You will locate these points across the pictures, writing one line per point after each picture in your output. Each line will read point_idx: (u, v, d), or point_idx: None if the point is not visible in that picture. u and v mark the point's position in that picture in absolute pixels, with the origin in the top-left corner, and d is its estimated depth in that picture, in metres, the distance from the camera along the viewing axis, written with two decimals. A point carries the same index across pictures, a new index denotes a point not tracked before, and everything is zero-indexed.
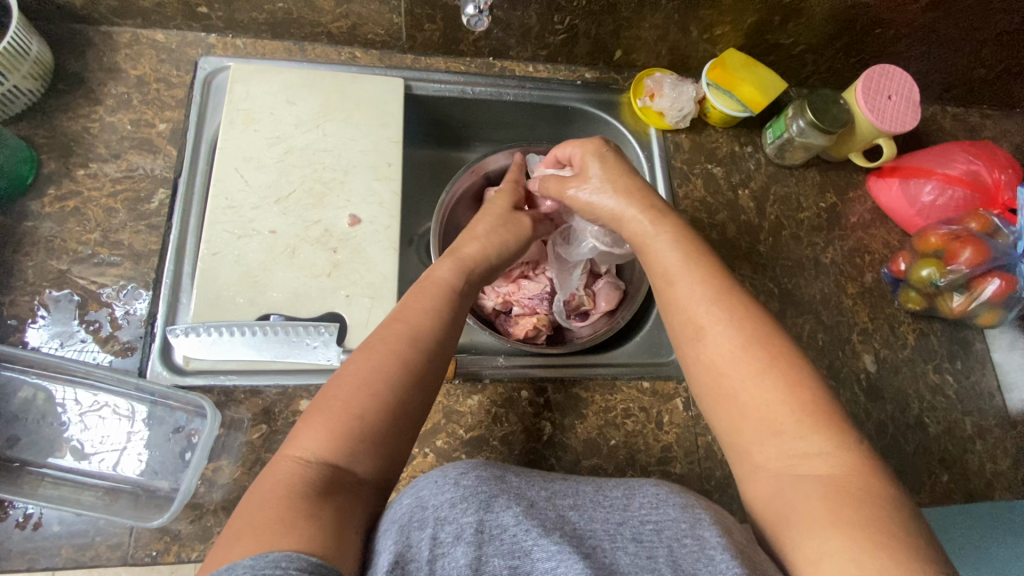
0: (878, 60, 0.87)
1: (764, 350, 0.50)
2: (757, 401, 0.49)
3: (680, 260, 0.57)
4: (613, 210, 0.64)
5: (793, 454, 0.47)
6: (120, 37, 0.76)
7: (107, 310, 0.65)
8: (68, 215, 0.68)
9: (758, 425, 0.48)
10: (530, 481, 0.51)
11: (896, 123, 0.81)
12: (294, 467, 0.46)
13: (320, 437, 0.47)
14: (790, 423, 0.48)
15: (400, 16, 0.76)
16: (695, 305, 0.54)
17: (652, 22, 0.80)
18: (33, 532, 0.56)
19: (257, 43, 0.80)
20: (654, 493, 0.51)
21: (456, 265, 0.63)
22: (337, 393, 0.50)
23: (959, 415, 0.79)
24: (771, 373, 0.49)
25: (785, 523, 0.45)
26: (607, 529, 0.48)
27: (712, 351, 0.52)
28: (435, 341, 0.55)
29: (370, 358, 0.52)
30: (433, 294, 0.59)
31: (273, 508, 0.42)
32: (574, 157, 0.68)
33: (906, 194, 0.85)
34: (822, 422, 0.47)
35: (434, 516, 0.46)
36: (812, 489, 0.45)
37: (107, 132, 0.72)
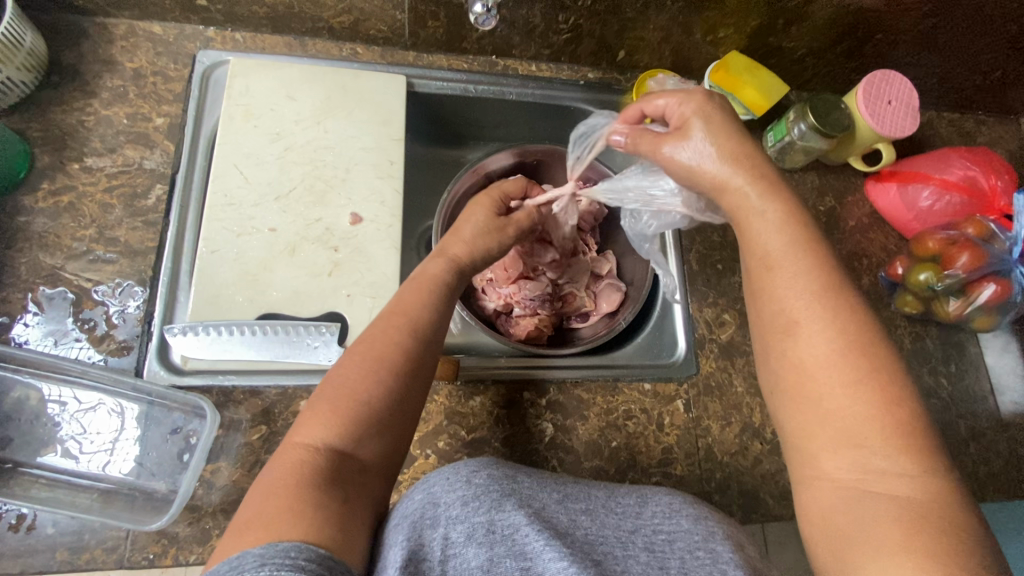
0: (878, 65, 0.88)
1: (862, 358, 0.46)
2: (843, 411, 0.45)
3: (785, 246, 0.50)
4: (716, 176, 0.53)
5: (872, 470, 0.44)
6: (116, 28, 0.74)
7: (102, 309, 0.64)
8: (63, 210, 0.66)
9: (843, 434, 0.45)
10: (541, 482, 0.52)
11: (896, 128, 0.81)
12: (301, 454, 0.44)
13: (326, 423, 0.46)
14: (876, 438, 0.44)
15: (403, 12, 0.76)
16: (793, 298, 0.49)
17: (657, 24, 0.80)
18: (27, 535, 0.55)
19: (257, 37, 0.78)
20: (667, 503, 0.52)
21: (453, 266, 0.59)
22: (343, 380, 0.48)
23: (953, 417, 0.80)
24: (866, 384, 0.45)
25: (847, 541, 0.43)
26: (618, 535, 0.49)
27: (803, 350, 0.47)
28: (435, 328, 0.54)
29: (373, 349, 0.51)
30: (426, 287, 0.57)
31: (283, 494, 0.41)
32: (670, 107, 0.57)
33: (904, 198, 0.86)
34: (912, 443, 0.44)
35: (446, 515, 0.47)
36: (885, 509, 0.42)
37: (102, 126, 0.70)
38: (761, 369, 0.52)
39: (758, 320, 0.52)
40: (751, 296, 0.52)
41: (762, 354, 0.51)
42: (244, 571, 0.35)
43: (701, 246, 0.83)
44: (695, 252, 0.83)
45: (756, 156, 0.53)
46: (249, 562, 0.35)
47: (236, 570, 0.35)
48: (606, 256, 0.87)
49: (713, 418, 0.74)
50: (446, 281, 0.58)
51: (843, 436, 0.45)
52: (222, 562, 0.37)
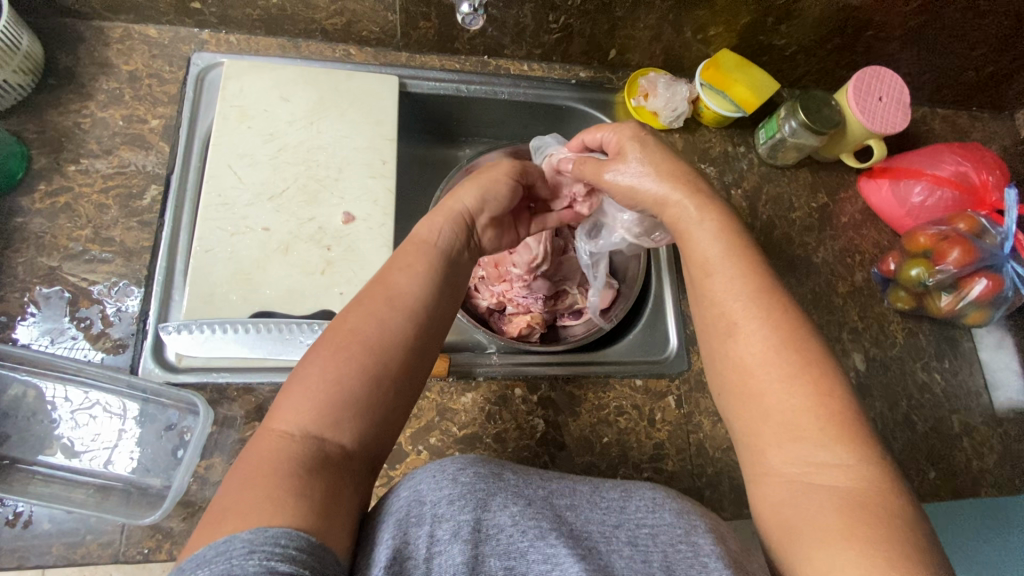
0: (869, 61, 0.88)
1: (796, 354, 0.49)
2: (783, 405, 0.47)
3: (722, 253, 0.54)
4: (659, 194, 0.59)
5: (813, 462, 0.45)
6: (112, 32, 0.75)
7: (99, 307, 0.65)
8: (59, 211, 0.67)
9: (781, 428, 0.47)
10: (527, 479, 0.52)
11: (886, 124, 0.82)
12: (277, 440, 0.43)
13: (304, 409, 0.45)
14: (813, 430, 0.46)
15: (394, 13, 0.76)
16: (731, 301, 0.52)
17: (647, 22, 0.80)
18: (23, 530, 0.56)
19: (251, 39, 0.79)
20: (650, 497, 0.53)
21: (443, 224, 0.58)
22: (315, 361, 0.47)
23: (946, 413, 0.80)
24: (799, 379, 0.48)
25: (798, 532, 0.43)
26: (602, 530, 0.49)
27: (743, 350, 0.50)
28: (417, 302, 0.52)
29: (350, 332, 0.49)
30: (417, 254, 0.56)
31: (259, 482, 0.40)
32: (607, 138, 0.64)
33: (896, 194, 0.86)
34: (849, 435, 0.46)
35: (432, 513, 0.47)
36: (827, 500, 0.43)
37: (98, 128, 0.71)
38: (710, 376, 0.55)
39: (704, 326, 0.55)
40: (696, 303, 0.56)
41: (710, 358, 0.54)
42: (232, 557, 0.35)
43: None
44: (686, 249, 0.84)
45: (689, 175, 0.59)
46: (239, 546, 0.35)
47: (224, 556, 0.35)
48: None
49: (704, 414, 0.74)
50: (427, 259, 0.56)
51: (784, 430, 0.47)
52: (205, 549, 0.36)
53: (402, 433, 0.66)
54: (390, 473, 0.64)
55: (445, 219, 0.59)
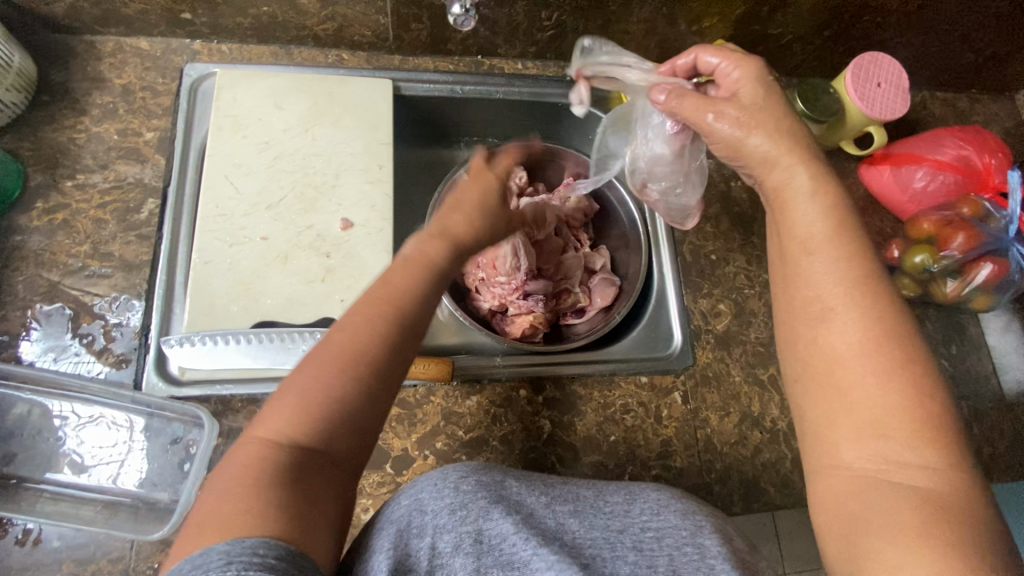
0: (866, 47, 0.88)
1: (893, 347, 0.46)
2: (869, 399, 0.46)
3: (828, 232, 0.51)
4: (764, 151, 0.56)
5: (894, 461, 0.44)
6: (104, 46, 0.75)
7: (100, 323, 0.64)
8: (58, 228, 0.67)
9: (867, 424, 0.46)
10: (530, 486, 0.54)
11: (885, 111, 0.81)
12: (263, 448, 0.43)
13: (290, 417, 0.45)
14: (902, 431, 0.44)
15: (386, 16, 0.76)
16: (830, 283, 0.50)
17: (641, 16, 0.80)
18: (34, 548, 0.56)
19: (243, 48, 0.79)
20: (655, 499, 0.54)
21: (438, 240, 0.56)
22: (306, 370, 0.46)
23: (955, 399, 0.80)
24: (894, 375, 0.46)
25: (862, 528, 0.44)
26: (607, 536, 0.51)
27: (834, 338, 0.48)
28: (420, 315, 0.51)
29: (344, 343, 0.48)
30: (414, 270, 0.53)
31: (241, 494, 0.40)
32: (721, 66, 0.63)
33: (898, 180, 0.84)
34: (938, 438, 0.44)
35: (433, 523, 0.49)
36: (905, 500, 0.43)
37: (94, 143, 0.71)
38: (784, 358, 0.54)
39: (788, 308, 0.53)
40: (782, 283, 0.54)
41: (789, 341, 0.52)
42: (209, 571, 0.35)
43: (694, 237, 0.83)
44: (687, 244, 0.82)
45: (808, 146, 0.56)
46: (213, 560, 0.35)
47: (200, 569, 0.35)
48: (600, 250, 0.87)
49: (711, 409, 0.74)
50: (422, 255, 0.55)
51: (866, 426, 0.46)
52: (180, 563, 0.37)
53: (408, 439, 0.66)
54: (398, 479, 0.64)
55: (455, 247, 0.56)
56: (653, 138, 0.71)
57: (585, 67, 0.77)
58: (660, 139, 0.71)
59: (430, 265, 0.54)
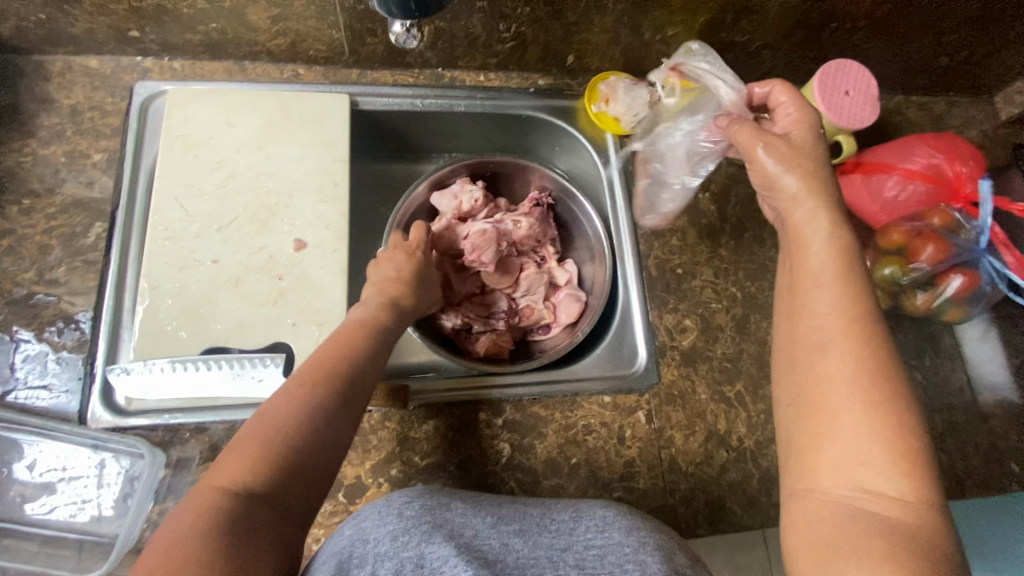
0: (836, 53, 0.86)
1: (874, 379, 0.48)
2: (856, 427, 0.47)
3: (824, 267, 0.54)
4: (798, 188, 0.58)
5: (869, 490, 0.45)
6: (52, 65, 0.74)
7: (43, 352, 0.63)
8: (3, 254, 0.66)
9: (848, 450, 0.47)
10: (476, 508, 0.53)
11: (855, 118, 0.79)
12: (216, 497, 0.43)
13: (242, 465, 0.45)
14: (882, 461, 0.45)
15: (339, 31, 0.74)
16: (832, 313, 0.51)
17: (602, 26, 0.78)
18: None
19: (196, 64, 0.77)
20: (602, 516, 0.53)
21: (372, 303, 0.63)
22: (263, 416, 0.49)
23: (928, 412, 0.78)
24: (882, 408, 0.47)
25: (830, 550, 0.44)
26: (550, 555, 0.49)
27: (828, 365, 0.50)
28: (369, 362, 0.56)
29: (303, 386, 0.51)
30: (354, 329, 0.59)
31: (186, 546, 0.40)
32: (784, 104, 0.66)
33: (870, 189, 0.82)
34: (914, 474, 0.45)
35: (375, 552, 0.47)
36: (875, 527, 0.44)
37: (41, 166, 0.70)
38: (779, 384, 0.55)
39: (791, 335, 0.54)
40: (788, 311, 0.56)
41: (788, 366, 0.54)
42: None
43: (660, 251, 0.81)
44: (653, 257, 0.80)
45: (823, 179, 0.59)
46: None
47: None
48: (565, 264, 0.87)
49: (676, 428, 0.72)
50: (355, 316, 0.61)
51: (849, 453, 0.47)
52: None
53: (361, 466, 0.65)
54: (350, 508, 0.63)
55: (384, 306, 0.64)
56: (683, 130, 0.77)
57: (686, 63, 0.77)
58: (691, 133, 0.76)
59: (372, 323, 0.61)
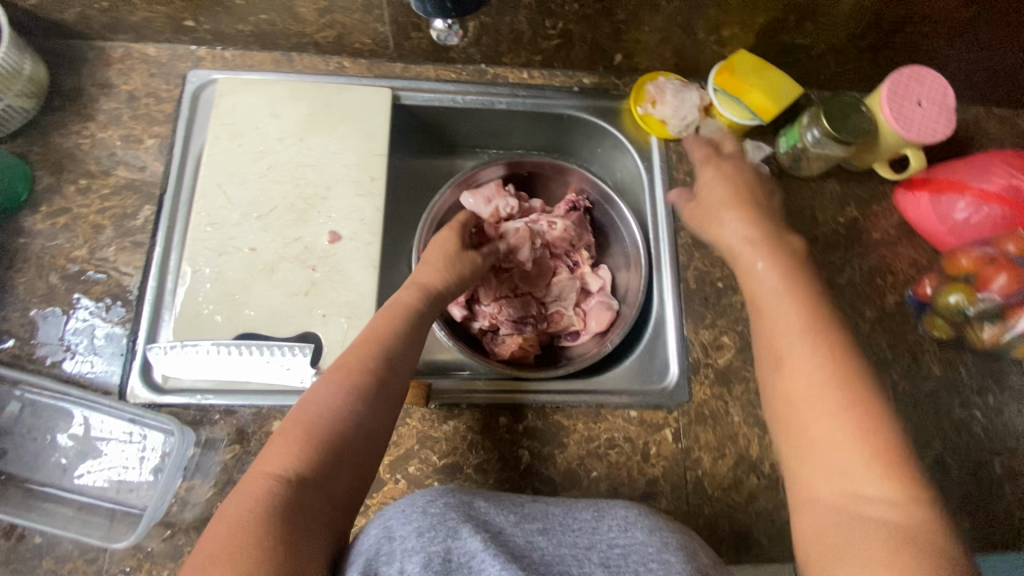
0: (909, 59, 0.79)
1: (841, 383, 0.47)
2: (829, 433, 0.45)
3: (777, 289, 0.54)
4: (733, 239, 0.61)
5: (858, 495, 0.43)
6: (113, 52, 0.77)
7: (90, 327, 0.66)
8: (60, 231, 0.69)
9: (830, 458, 0.45)
10: (499, 505, 0.52)
11: (925, 132, 0.73)
12: (270, 483, 0.44)
13: (293, 452, 0.46)
14: (863, 465, 0.44)
15: (385, 24, 0.74)
16: (789, 327, 0.51)
17: (653, 25, 0.75)
18: (17, 543, 0.58)
19: (246, 54, 0.79)
20: (624, 516, 0.52)
21: (420, 291, 0.63)
22: (313, 403, 0.50)
23: (987, 455, 0.71)
24: (850, 410, 0.45)
25: (832, 563, 0.42)
26: (575, 553, 0.49)
27: (792, 377, 0.49)
28: (406, 347, 0.57)
29: (354, 369, 0.52)
30: (397, 314, 0.60)
31: (248, 533, 0.41)
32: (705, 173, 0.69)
33: (937, 209, 0.77)
34: (899, 473, 0.43)
35: (402, 548, 0.46)
36: (873, 534, 0.41)
37: (98, 149, 0.73)
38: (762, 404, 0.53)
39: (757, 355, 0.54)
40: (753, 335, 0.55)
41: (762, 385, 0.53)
42: None
43: (701, 262, 0.77)
44: (693, 269, 0.76)
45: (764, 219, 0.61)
46: None
47: None
48: (599, 271, 0.85)
49: (704, 450, 0.69)
50: (410, 305, 0.61)
51: (830, 460, 0.45)
52: None
53: (380, 461, 0.65)
54: (367, 502, 0.63)
55: (428, 292, 0.63)
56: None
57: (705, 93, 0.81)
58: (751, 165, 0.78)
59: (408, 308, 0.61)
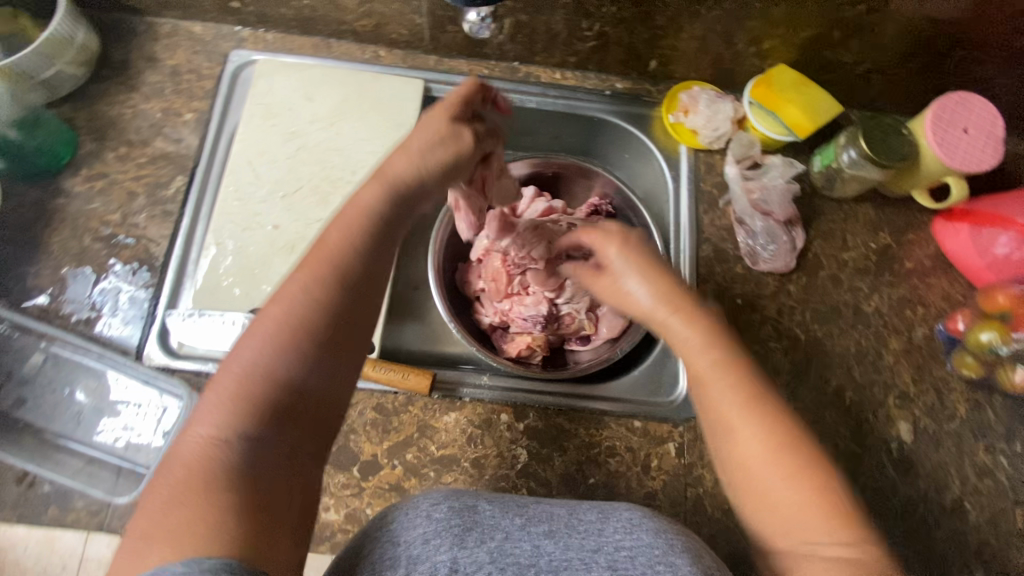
0: (958, 85, 0.76)
1: (785, 442, 0.47)
2: (782, 492, 0.45)
3: (710, 362, 0.51)
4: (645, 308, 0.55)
5: (817, 546, 0.43)
6: (162, 28, 0.80)
7: (116, 288, 0.68)
8: (97, 195, 0.72)
9: (789, 516, 0.45)
10: (504, 508, 0.52)
11: (970, 161, 0.70)
12: (210, 449, 0.41)
13: (228, 411, 0.43)
14: (817, 515, 0.44)
15: (422, 16, 0.75)
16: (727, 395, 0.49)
17: (691, 33, 0.74)
18: (26, 490, 0.59)
19: (287, 38, 0.81)
20: (627, 518, 0.51)
21: (382, 191, 0.53)
22: (248, 353, 0.45)
23: (1010, 504, 0.68)
24: (796, 466, 0.46)
25: None
26: (582, 557, 0.48)
27: (740, 442, 0.47)
28: (364, 275, 0.50)
29: (293, 313, 0.46)
30: (353, 225, 0.51)
31: (193, 504, 0.39)
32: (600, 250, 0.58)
33: (976, 243, 0.74)
34: (848, 518, 0.44)
35: (407, 554, 0.47)
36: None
37: (139, 119, 0.76)
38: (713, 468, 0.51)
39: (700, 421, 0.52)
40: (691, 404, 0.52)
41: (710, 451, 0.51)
42: None
43: (721, 276, 0.75)
44: (713, 283, 0.75)
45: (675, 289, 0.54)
46: None
47: None
48: None
49: (707, 468, 0.67)
50: (375, 210, 0.52)
51: (787, 516, 0.45)
52: None
53: (380, 445, 0.65)
54: (362, 484, 0.63)
55: (392, 191, 0.53)
56: (776, 175, 0.77)
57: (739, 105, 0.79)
58: (782, 180, 0.77)
59: (368, 219, 0.52)
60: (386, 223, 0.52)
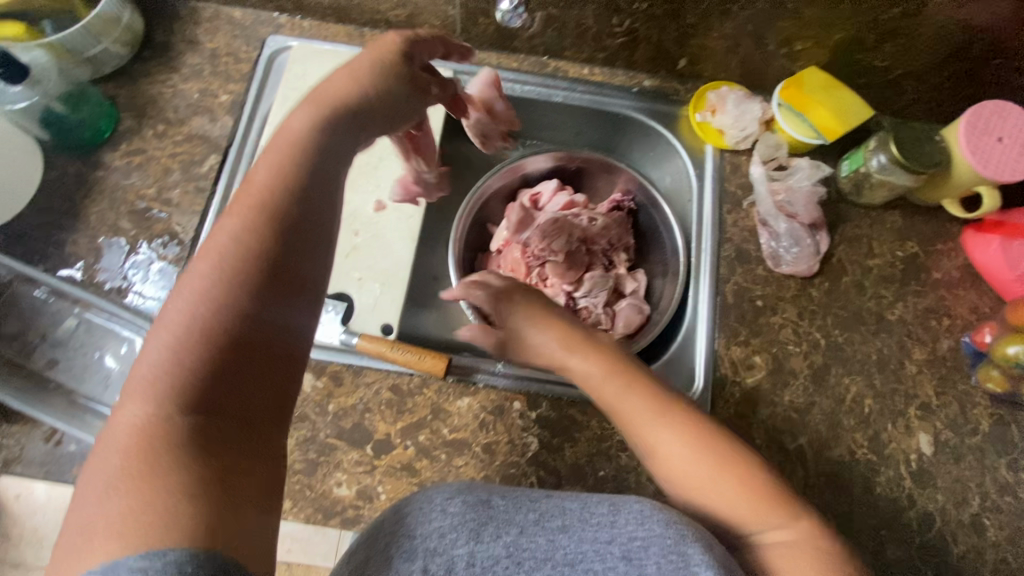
0: (996, 94, 0.75)
1: (703, 444, 0.53)
2: (712, 489, 0.51)
3: (620, 390, 0.56)
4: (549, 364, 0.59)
5: (756, 528, 0.49)
6: (204, 11, 0.82)
7: (148, 259, 0.71)
8: (135, 169, 0.75)
9: (726, 508, 0.51)
10: (517, 504, 0.52)
11: (1003, 171, 0.69)
12: (150, 428, 0.38)
13: (165, 388, 0.39)
14: (748, 503, 0.50)
15: (454, 8, 0.76)
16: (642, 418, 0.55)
17: (722, 32, 0.74)
18: (55, 447, 0.63)
19: (322, 26, 0.83)
20: (639, 510, 0.50)
21: (315, 114, 0.51)
22: (180, 318, 0.42)
23: None
24: (717, 463, 0.52)
25: None
26: (597, 548, 0.47)
27: (664, 454, 0.53)
28: (299, 210, 0.47)
29: (225, 265, 0.44)
30: (283, 154, 0.49)
31: (136, 489, 0.35)
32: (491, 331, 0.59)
33: (1008, 255, 0.73)
34: (778, 498, 0.51)
35: (424, 547, 0.48)
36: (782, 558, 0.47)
37: (178, 99, 0.78)
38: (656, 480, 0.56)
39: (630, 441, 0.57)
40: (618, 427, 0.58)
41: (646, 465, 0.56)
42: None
43: (742, 277, 0.75)
44: (733, 283, 0.74)
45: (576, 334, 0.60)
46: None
47: None
48: (635, 274, 0.85)
49: None
50: (309, 132, 0.50)
51: (724, 510, 0.51)
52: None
53: (394, 426, 0.66)
54: (375, 462, 0.64)
55: (324, 114, 0.51)
56: (802, 178, 0.77)
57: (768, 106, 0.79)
58: (808, 183, 0.76)
59: (302, 148, 0.49)
60: (322, 149, 0.50)
